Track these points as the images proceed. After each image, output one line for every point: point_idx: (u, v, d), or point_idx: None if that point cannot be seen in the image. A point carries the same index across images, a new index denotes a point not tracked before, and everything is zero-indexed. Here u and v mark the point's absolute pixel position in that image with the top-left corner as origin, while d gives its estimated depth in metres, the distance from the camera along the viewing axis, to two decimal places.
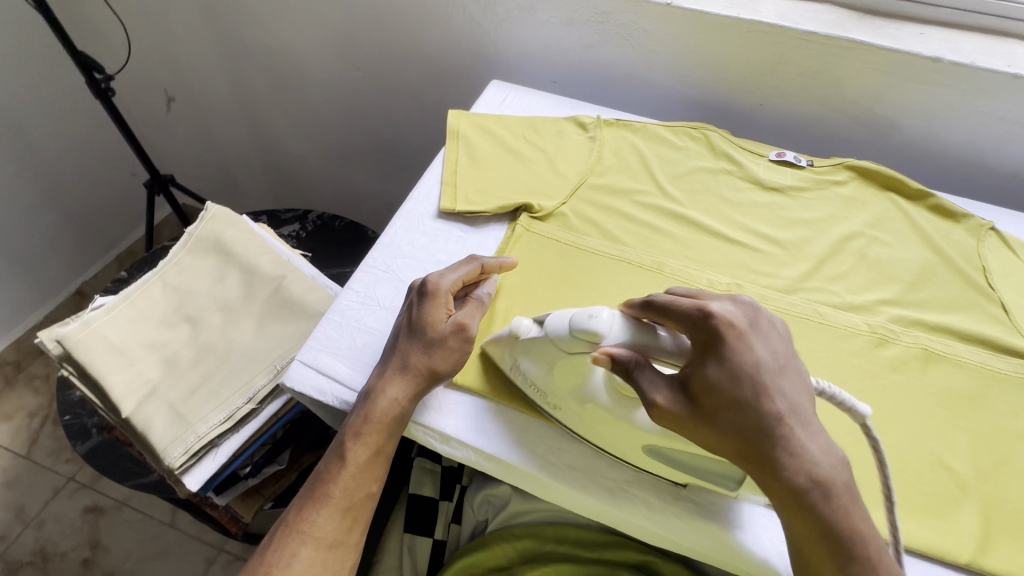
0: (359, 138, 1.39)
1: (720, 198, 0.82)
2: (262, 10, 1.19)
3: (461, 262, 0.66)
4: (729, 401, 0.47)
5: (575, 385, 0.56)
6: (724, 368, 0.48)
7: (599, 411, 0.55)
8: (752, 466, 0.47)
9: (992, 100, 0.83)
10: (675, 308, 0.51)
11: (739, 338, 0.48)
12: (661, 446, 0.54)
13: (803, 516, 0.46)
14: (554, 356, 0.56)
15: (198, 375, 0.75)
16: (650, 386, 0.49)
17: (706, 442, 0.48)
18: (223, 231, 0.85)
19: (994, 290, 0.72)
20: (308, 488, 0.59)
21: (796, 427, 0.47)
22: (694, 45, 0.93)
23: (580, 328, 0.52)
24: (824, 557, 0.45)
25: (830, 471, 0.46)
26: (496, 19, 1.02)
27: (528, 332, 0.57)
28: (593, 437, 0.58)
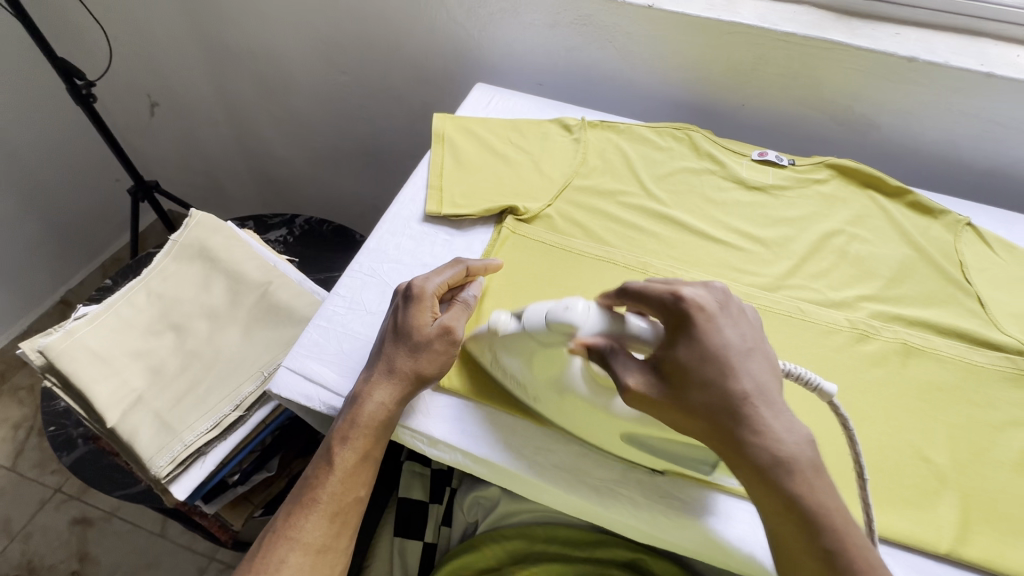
0: (346, 142, 1.39)
1: (703, 198, 0.83)
2: (245, 14, 1.19)
3: (446, 264, 0.66)
4: (699, 382, 0.49)
5: (553, 376, 0.56)
6: (694, 351, 0.49)
7: (577, 402, 0.56)
8: (722, 446, 0.48)
9: (967, 98, 0.85)
10: (649, 293, 0.53)
11: (709, 323, 0.50)
12: (639, 433, 0.55)
13: (771, 492, 0.47)
14: (531, 349, 0.56)
15: (185, 383, 0.74)
16: (624, 370, 0.50)
17: (676, 421, 0.50)
18: (208, 238, 0.84)
19: (970, 284, 0.74)
20: (297, 494, 0.59)
21: (761, 407, 0.48)
22: (676, 46, 0.94)
23: (556, 320, 0.52)
24: (794, 529, 0.47)
25: (795, 450, 0.47)
26: (479, 22, 1.03)
27: (505, 326, 0.57)
28: (573, 426, 0.59)
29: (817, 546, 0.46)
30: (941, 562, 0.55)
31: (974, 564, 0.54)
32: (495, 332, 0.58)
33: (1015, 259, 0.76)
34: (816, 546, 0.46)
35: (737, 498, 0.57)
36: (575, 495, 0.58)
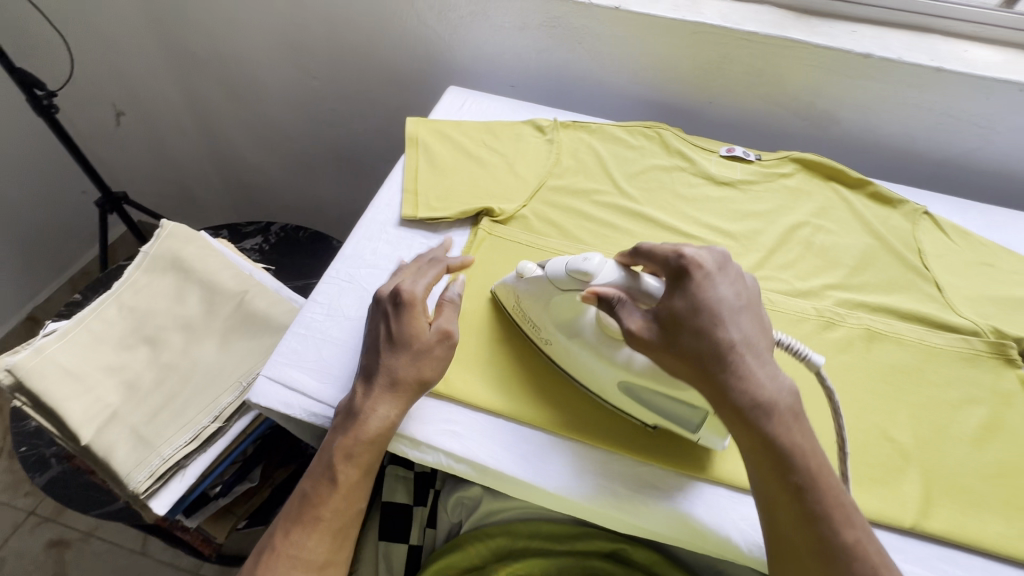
0: (320, 148, 1.38)
1: (674, 194, 0.85)
2: (213, 20, 1.17)
3: (427, 265, 0.67)
4: (691, 329, 0.52)
5: (568, 319, 0.63)
6: (692, 299, 0.53)
7: (583, 345, 0.61)
8: (704, 387, 0.51)
9: (920, 92, 0.88)
10: (659, 253, 0.57)
11: (707, 277, 0.54)
12: (632, 382, 0.59)
13: (749, 432, 0.50)
14: (551, 295, 0.63)
15: (161, 396, 0.73)
16: (628, 316, 0.54)
17: (666, 365, 0.53)
18: (181, 249, 0.83)
19: (928, 270, 0.77)
20: (291, 510, 0.58)
21: (747, 355, 0.51)
22: (644, 47, 0.96)
23: (575, 269, 0.58)
24: (767, 468, 0.50)
25: (775, 394, 0.51)
26: (450, 26, 1.03)
27: (529, 274, 0.64)
28: (579, 376, 0.64)
29: (789, 483, 0.49)
30: (906, 536, 0.57)
31: (937, 536, 0.57)
32: (521, 278, 0.65)
33: (968, 245, 0.80)
34: (788, 483, 0.49)
35: (713, 485, 0.59)
36: (559, 490, 0.58)
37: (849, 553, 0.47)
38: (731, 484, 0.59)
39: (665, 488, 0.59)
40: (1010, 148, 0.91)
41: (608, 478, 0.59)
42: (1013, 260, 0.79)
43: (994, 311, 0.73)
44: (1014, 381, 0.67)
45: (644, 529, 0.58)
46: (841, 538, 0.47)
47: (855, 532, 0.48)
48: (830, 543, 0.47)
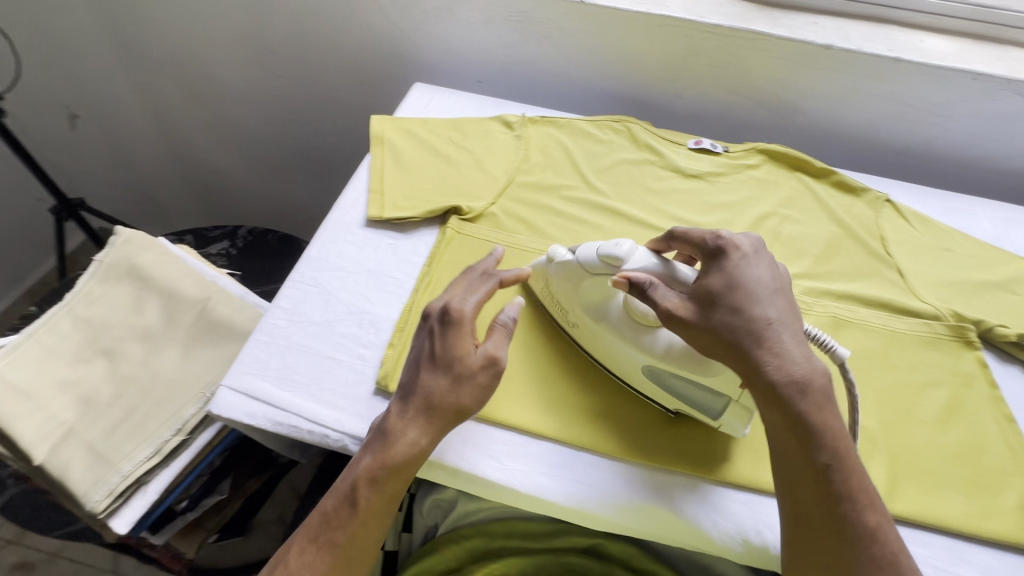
0: (287, 148, 1.34)
1: (644, 188, 0.85)
2: (169, 18, 1.13)
3: (477, 278, 0.63)
4: (727, 305, 0.53)
5: (595, 303, 0.63)
6: (726, 276, 0.55)
7: (608, 330, 0.62)
8: (737, 362, 0.52)
9: (880, 82, 0.90)
10: (694, 239, 0.60)
11: (743, 258, 0.55)
12: (657, 367, 0.59)
13: (781, 408, 0.50)
14: (579, 279, 0.63)
15: (120, 411, 0.70)
16: (662, 296, 0.55)
17: (695, 338, 0.54)
18: (138, 256, 0.80)
19: (890, 257, 0.79)
20: (307, 529, 0.54)
21: (783, 331, 0.52)
22: (610, 41, 0.95)
23: (607, 253, 0.60)
24: (795, 447, 0.50)
25: (809, 373, 0.50)
26: (415, 21, 1.02)
27: (560, 258, 0.65)
28: (603, 358, 0.64)
29: (816, 463, 0.49)
30: None
31: (905, 518, 0.58)
32: (551, 262, 0.66)
33: (928, 231, 0.82)
34: (816, 463, 0.49)
35: (684, 477, 0.60)
36: (526, 490, 0.58)
37: (870, 536, 0.47)
38: (701, 476, 0.59)
39: (635, 482, 0.59)
40: (965, 135, 0.94)
41: (577, 475, 0.59)
42: (970, 244, 0.81)
43: (953, 295, 0.75)
44: (974, 363, 0.69)
45: (613, 525, 0.58)
46: (865, 521, 0.47)
47: (877, 516, 0.48)
48: (853, 523, 0.47)
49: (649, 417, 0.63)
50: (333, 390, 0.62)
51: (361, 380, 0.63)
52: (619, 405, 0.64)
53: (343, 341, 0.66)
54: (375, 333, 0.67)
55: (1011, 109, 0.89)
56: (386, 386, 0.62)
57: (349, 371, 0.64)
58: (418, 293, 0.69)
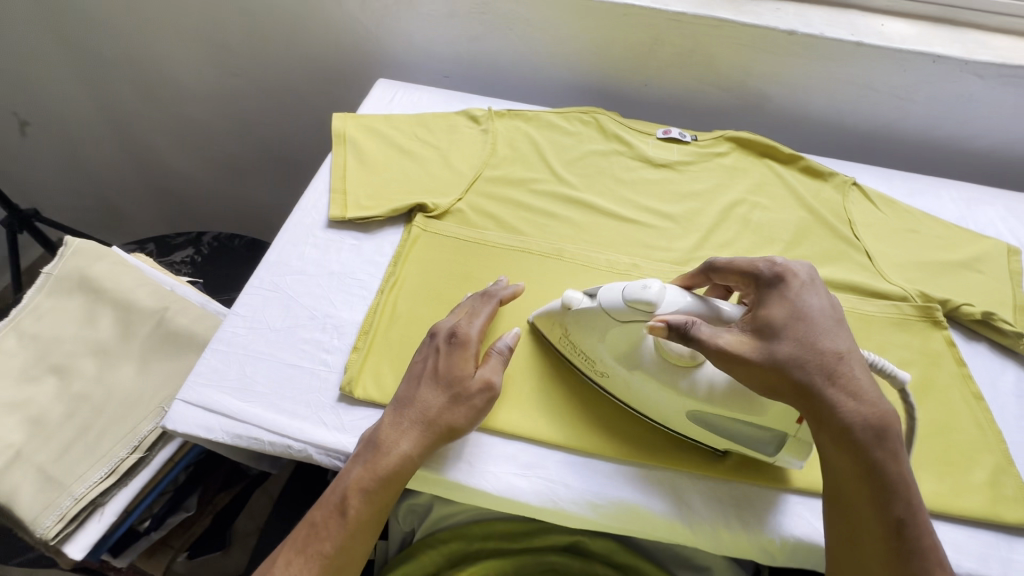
0: (251, 150, 1.30)
1: (613, 179, 0.84)
2: (117, 17, 1.08)
3: (476, 300, 0.63)
4: (792, 339, 0.50)
5: (626, 350, 0.58)
6: (788, 307, 0.51)
7: (646, 379, 0.57)
8: (806, 401, 0.48)
9: (844, 67, 0.90)
10: (742, 267, 0.56)
11: (805, 287, 0.52)
12: (704, 410, 0.55)
13: (854, 452, 0.47)
14: (607, 326, 0.58)
15: (72, 430, 0.67)
16: (714, 334, 0.51)
17: (762, 378, 0.50)
18: (90, 267, 0.78)
19: (859, 240, 0.79)
20: (295, 540, 0.54)
21: (853, 368, 0.49)
22: (574, 31, 0.94)
23: (635, 298, 0.54)
24: (867, 492, 0.47)
25: (884, 414, 0.48)
26: (375, 15, 0.99)
27: (577, 305, 0.59)
28: (638, 404, 0.60)
29: (889, 515, 0.46)
30: None
31: None
32: (567, 310, 0.60)
33: (894, 213, 0.82)
34: (889, 515, 0.46)
35: (658, 469, 0.59)
36: (496, 492, 0.57)
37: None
38: (675, 467, 0.59)
39: (611, 478, 0.58)
40: (927, 117, 0.95)
41: (549, 476, 0.58)
42: (936, 225, 0.82)
43: (919, 275, 0.75)
44: (942, 342, 0.69)
45: (584, 521, 0.57)
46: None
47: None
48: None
49: (621, 409, 0.62)
50: (295, 398, 0.60)
51: (324, 387, 0.61)
52: (590, 399, 0.62)
53: (305, 347, 0.64)
54: (339, 338, 0.65)
55: (970, 90, 0.90)
56: (351, 391, 0.60)
57: (312, 378, 0.61)
58: (382, 295, 0.67)
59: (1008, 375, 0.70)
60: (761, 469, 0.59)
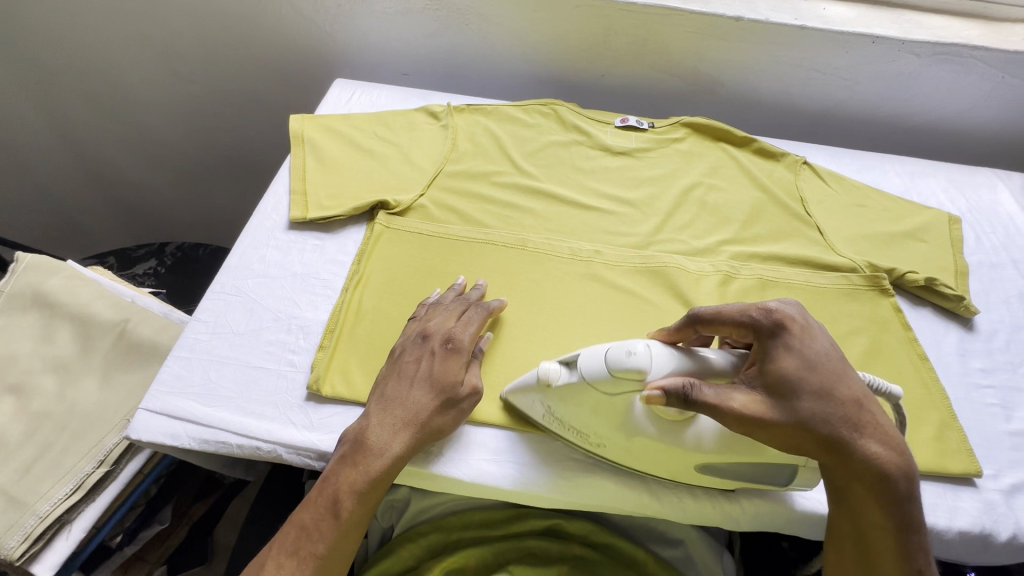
0: (211, 157, 1.28)
1: (573, 168, 0.85)
2: (60, 27, 1.05)
3: (461, 304, 0.64)
4: (812, 394, 0.48)
5: (619, 423, 0.53)
6: (799, 356, 0.49)
7: (647, 444, 0.54)
8: (836, 458, 0.48)
9: (790, 51, 0.93)
10: (728, 317, 0.53)
11: (805, 333, 0.50)
12: (715, 462, 0.54)
13: (884, 505, 0.47)
14: (594, 398, 0.53)
15: (35, 448, 0.65)
16: (724, 396, 0.48)
17: (790, 437, 0.48)
18: (44, 282, 0.76)
19: (810, 216, 0.82)
20: (282, 542, 0.53)
21: (875, 413, 0.49)
22: (530, 25, 0.95)
23: (622, 369, 0.50)
24: (892, 542, 0.47)
25: (907, 460, 0.48)
26: (329, 15, 0.98)
27: (559, 379, 0.54)
28: (638, 466, 0.57)
29: (913, 566, 0.47)
30: None
31: None
32: (549, 384, 0.55)
33: (843, 189, 0.86)
34: (912, 565, 0.47)
35: None
36: (468, 478, 0.58)
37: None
38: None
39: (579, 459, 0.60)
40: (870, 95, 0.99)
41: (519, 459, 0.59)
42: (882, 198, 0.85)
43: (867, 246, 0.79)
44: (889, 308, 0.73)
45: (554, 500, 0.59)
46: None
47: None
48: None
49: None
50: (262, 400, 0.60)
51: (291, 387, 0.61)
52: None
53: (270, 349, 0.63)
54: (305, 338, 0.65)
55: (909, 69, 0.94)
56: (319, 389, 0.60)
57: (278, 379, 0.61)
58: (347, 292, 0.67)
59: (951, 336, 0.74)
60: None
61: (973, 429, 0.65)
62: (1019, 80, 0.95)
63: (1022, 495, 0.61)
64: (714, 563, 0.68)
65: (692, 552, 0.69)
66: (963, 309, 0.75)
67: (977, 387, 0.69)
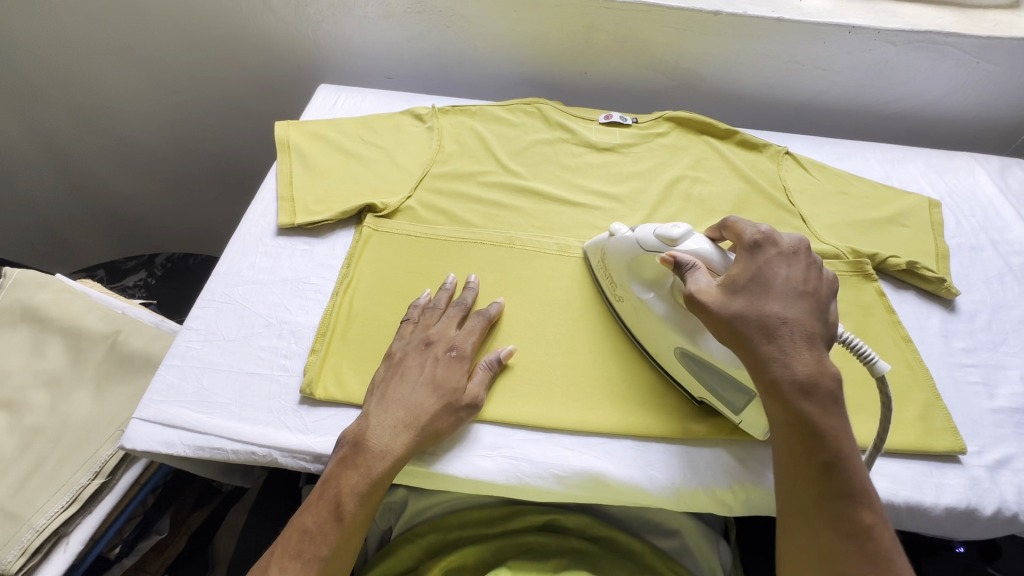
0: (197, 166, 1.28)
1: (559, 165, 0.86)
2: (38, 41, 1.04)
3: (470, 316, 0.66)
4: (744, 297, 0.52)
5: (647, 279, 0.64)
6: (752, 267, 0.54)
7: (649, 308, 0.63)
8: (742, 352, 0.51)
9: (770, 43, 0.94)
10: (739, 229, 0.58)
11: (778, 255, 0.54)
12: (691, 355, 0.60)
13: (782, 404, 0.49)
14: (634, 255, 0.64)
15: (28, 465, 0.64)
16: (695, 281, 0.55)
17: (714, 327, 0.53)
18: (32, 297, 0.76)
19: (794, 205, 0.83)
20: (286, 545, 0.53)
21: (798, 333, 0.50)
22: (511, 25, 0.95)
23: (662, 234, 0.60)
24: (795, 441, 0.48)
25: (816, 374, 0.49)
26: (311, 21, 0.99)
27: (621, 234, 0.67)
28: (639, 335, 0.66)
29: (815, 459, 0.47)
30: None
31: None
32: (613, 238, 0.68)
33: (826, 178, 0.87)
34: (816, 461, 0.47)
35: (618, 437, 0.62)
36: (463, 475, 0.58)
37: (863, 534, 0.45)
38: (636, 434, 0.61)
39: (576, 453, 0.60)
40: (849, 84, 1.00)
41: (513, 453, 0.60)
42: (864, 185, 0.87)
43: (850, 233, 0.80)
44: (873, 293, 0.74)
45: (551, 494, 0.59)
46: (857, 519, 0.46)
47: (873, 514, 0.46)
48: (851, 519, 0.45)
49: (581, 380, 0.65)
50: (256, 405, 0.60)
51: (285, 391, 0.61)
52: (550, 373, 0.65)
53: (262, 355, 0.64)
54: (296, 342, 0.65)
55: (887, 58, 0.95)
56: (312, 392, 0.60)
57: (272, 383, 0.62)
58: (337, 296, 0.68)
59: (934, 318, 0.75)
60: (712, 422, 0.62)
61: (957, 407, 0.67)
62: (993, 65, 0.96)
63: (1005, 469, 0.62)
64: (710, 550, 0.69)
65: (688, 541, 0.69)
66: (944, 291, 0.76)
67: (960, 367, 0.70)
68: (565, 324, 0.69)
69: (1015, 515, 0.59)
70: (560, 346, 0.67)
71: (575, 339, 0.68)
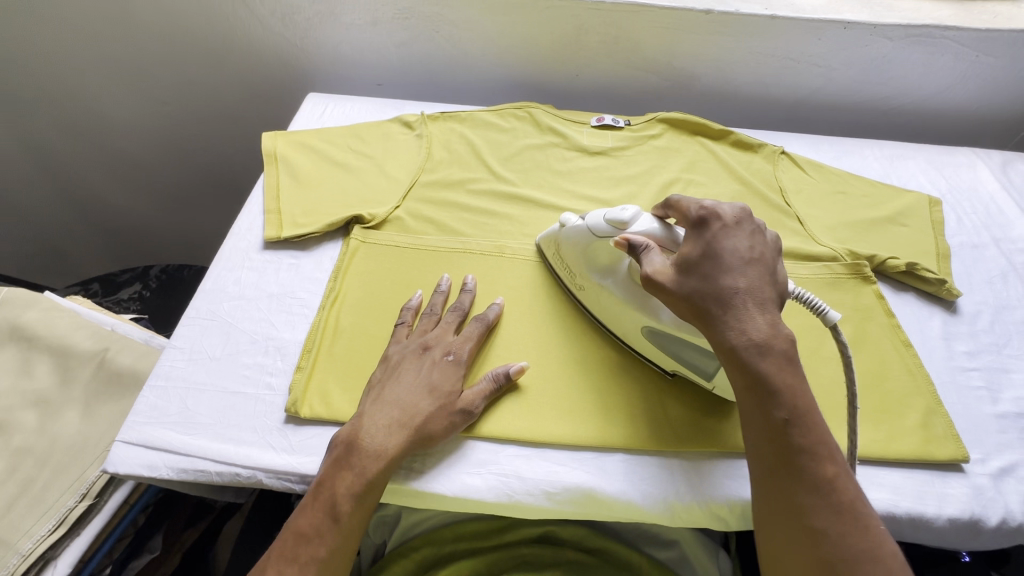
0: (191, 176, 1.27)
1: (550, 170, 0.85)
2: (26, 55, 1.03)
3: (469, 322, 0.66)
4: (699, 274, 0.51)
5: (604, 264, 0.63)
6: (701, 244, 0.53)
7: (611, 291, 0.62)
8: (699, 324, 0.51)
9: (764, 42, 0.93)
10: (685, 207, 0.56)
11: (724, 228, 0.53)
12: (658, 333, 0.60)
13: (739, 367, 0.48)
14: (587, 242, 0.63)
15: (16, 486, 0.64)
16: (649, 262, 0.54)
17: (672, 307, 0.53)
18: (20, 316, 0.75)
19: (790, 206, 0.81)
20: (283, 547, 0.53)
21: (750, 300, 0.49)
22: (500, 29, 0.94)
23: (613, 218, 0.59)
24: (753, 402, 0.48)
25: (770, 335, 0.48)
26: (299, 29, 0.98)
27: (572, 223, 0.65)
28: (607, 322, 0.66)
29: (773, 418, 0.47)
30: None
31: None
32: (564, 228, 0.66)
33: (823, 177, 0.85)
34: (773, 421, 0.47)
35: (609, 451, 0.60)
36: (451, 493, 0.57)
37: (827, 486, 0.45)
38: (628, 448, 0.60)
39: (569, 470, 0.59)
40: (846, 81, 0.98)
41: (501, 470, 0.59)
42: (861, 184, 0.85)
43: (847, 234, 0.78)
44: (871, 296, 0.72)
45: (541, 512, 0.58)
46: (821, 472, 0.46)
47: (835, 467, 0.46)
48: (813, 475, 0.46)
49: (570, 390, 0.63)
50: (240, 425, 0.59)
51: (270, 411, 0.60)
52: (540, 382, 0.64)
53: (247, 373, 0.63)
54: (282, 359, 0.64)
55: (884, 53, 0.93)
56: (297, 411, 0.60)
57: (256, 403, 0.61)
58: (323, 310, 0.67)
59: (935, 321, 0.73)
60: (704, 435, 0.60)
61: (960, 414, 0.65)
62: (993, 58, 0.94)
63: (1009, 478, 0.60)
64: (708, 561, 0.68)
65: (686, 551, 0.68)
66: (945, 292, 0.75)
67: (962, 371, 0.69)
68: (556, 333, 0.68)
69: (1020, 525, 0.57)
70: (550, 356, 0.66)
71: (565, 349, 0.66)
